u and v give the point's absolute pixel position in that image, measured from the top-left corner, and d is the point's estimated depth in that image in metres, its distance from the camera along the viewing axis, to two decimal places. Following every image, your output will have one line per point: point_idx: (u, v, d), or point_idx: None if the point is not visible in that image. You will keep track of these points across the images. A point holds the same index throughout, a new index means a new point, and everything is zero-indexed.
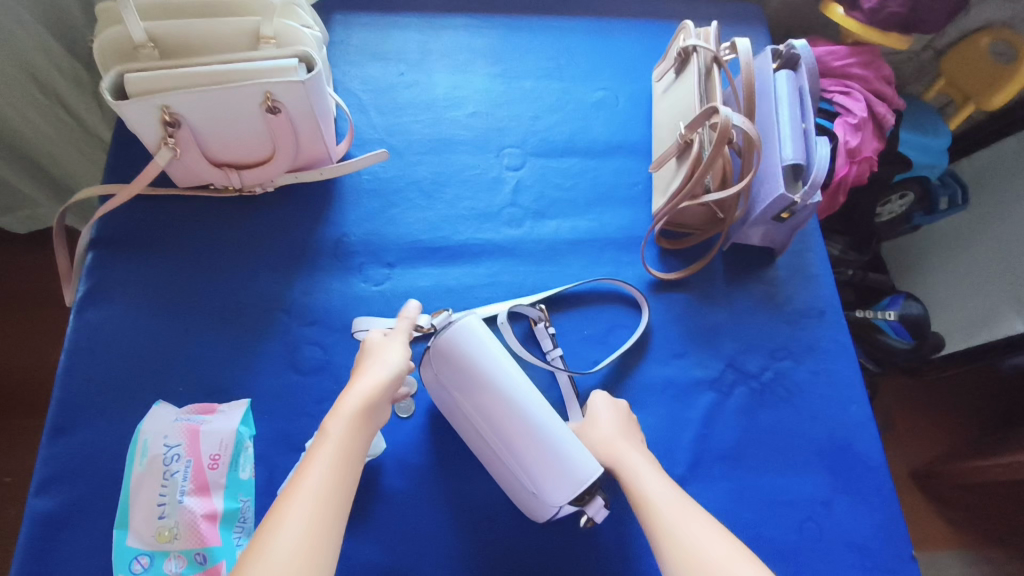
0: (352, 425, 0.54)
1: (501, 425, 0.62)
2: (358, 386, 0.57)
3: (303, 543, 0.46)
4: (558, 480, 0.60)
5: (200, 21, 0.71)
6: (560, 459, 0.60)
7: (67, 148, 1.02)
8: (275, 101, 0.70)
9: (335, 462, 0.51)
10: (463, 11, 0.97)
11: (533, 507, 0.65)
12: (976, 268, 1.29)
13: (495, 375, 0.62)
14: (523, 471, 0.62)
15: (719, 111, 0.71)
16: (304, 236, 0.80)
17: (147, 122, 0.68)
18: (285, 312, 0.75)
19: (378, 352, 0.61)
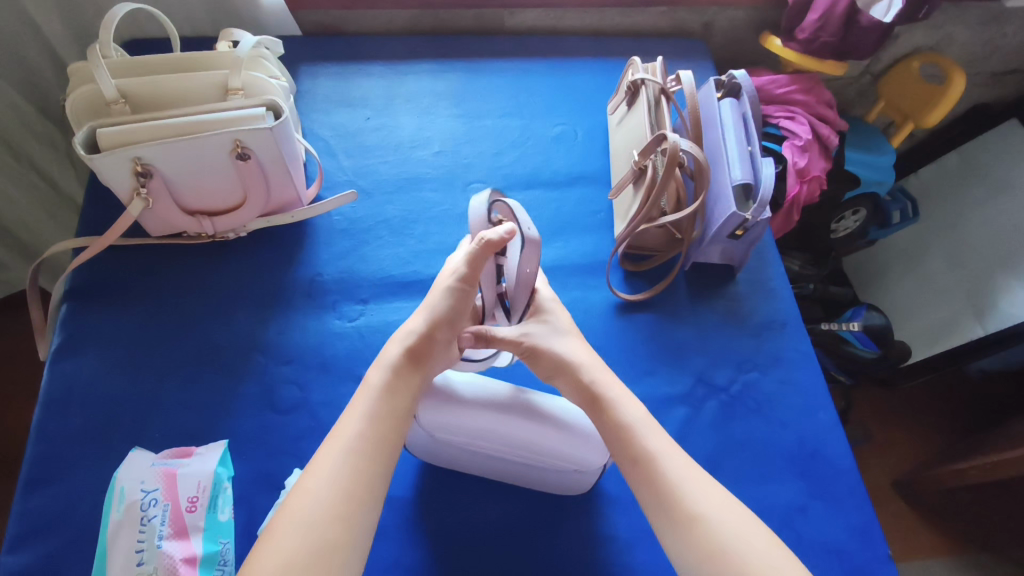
0: (392, 371, 0.58)
1: (508, 438, 0.64)
2: (406, 328, 0.62)
3: (335, 491, 0.49)
4: (589, 448, 0.65)
5: (170, 77, 0.74)
6: (582, 441, 0.64)
7: (36, 210, 1.03)
8: (245, 148, 0.72)
9: (369, 412, 0.55)
10: (424, 57, 1.02)
11: (576, 482, 0.69)
12: (932, 278, 1.34)
13: (487, 402, 0.64)
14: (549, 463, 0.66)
15: (668, 137, 0.75)
16: (278, 278, 0.81)
17: (119, 174, 0.70)
18: (260, 353, 0.76)
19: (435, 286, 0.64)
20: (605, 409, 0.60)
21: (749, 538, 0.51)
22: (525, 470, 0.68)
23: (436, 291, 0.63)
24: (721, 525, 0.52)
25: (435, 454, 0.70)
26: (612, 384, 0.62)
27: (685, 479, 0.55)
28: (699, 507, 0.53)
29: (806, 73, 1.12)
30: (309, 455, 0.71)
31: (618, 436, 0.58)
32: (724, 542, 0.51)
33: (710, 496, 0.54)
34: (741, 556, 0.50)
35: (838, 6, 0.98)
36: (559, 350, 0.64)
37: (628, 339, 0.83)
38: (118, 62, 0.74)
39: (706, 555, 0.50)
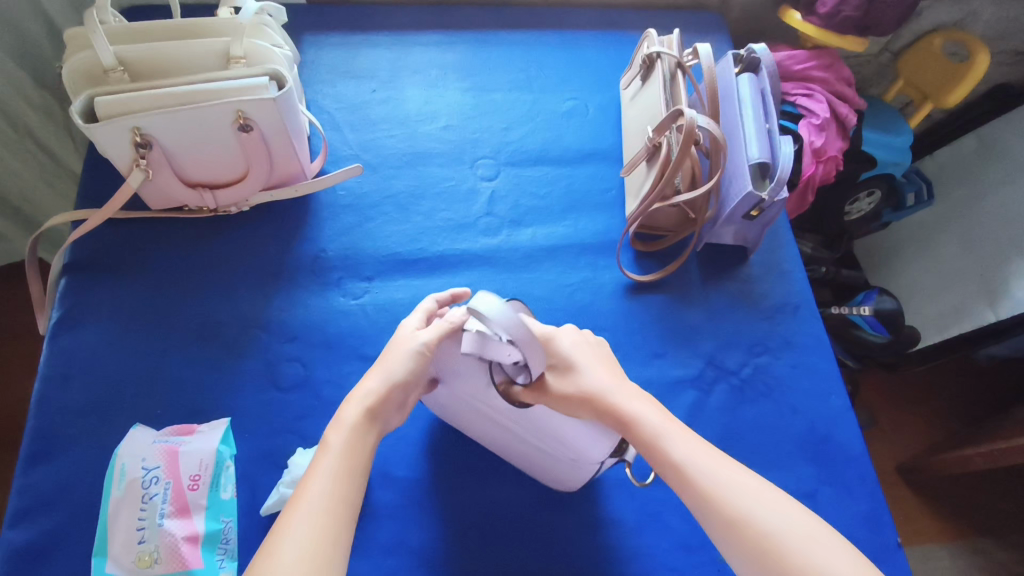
0: (354, 433, 0.53)
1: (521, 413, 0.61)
2: (363, 389, 0.56)
3: (306, 556, 0.44)
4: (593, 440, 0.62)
5: (170, 44, 0.71)
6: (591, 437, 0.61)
7: (34, 182, 1.02)
8: (247, 119, 0.70)
9: (337, 469, 0.50)
10: (431, 28, 0.99)
11: (567, 476, 0.67)
12: (945, 261, 1.32)
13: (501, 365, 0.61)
14: (553, 451, 0.63)
15: (684, 112, 0.72)
16: (282, 254, 0.80)
17: (119, 145, 0.69)
18: (264, 330, 0.75)
19: (396, 347, 0.58)
20: (626, 426, 0.56)
21: (791, 532, 0.47)
22: (525, 452, 0.66)
23: (398, 352, 0.57)
24: (761, 520, 0.48)
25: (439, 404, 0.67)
26: (632, 398, 0.57)
27: (724, 481, 0.51)
28: (734, 505, 0.49)
29: (826, 49, 1.09)
30: (312, 434, 0.70)
31: (649, 451, 0.54)
32: (761, 532, 0.48)
33: (743, 491, 0.50)
34: (781, 550, 0.46)
35: None
36: (578, 382, 0.58)
37: (637, 322, 0.81)
38: (116, 28, 0.72)
39: (749, 550, 0.47)
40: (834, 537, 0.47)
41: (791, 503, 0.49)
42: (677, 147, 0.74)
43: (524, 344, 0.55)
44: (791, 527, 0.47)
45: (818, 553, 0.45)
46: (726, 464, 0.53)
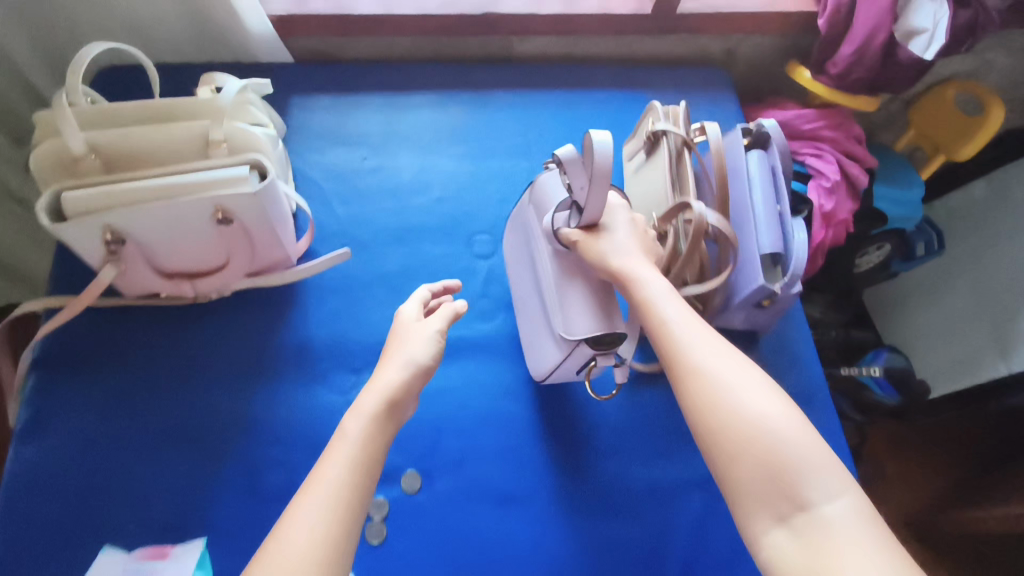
0: (374, 419, 0.53)
1: (549, 259, 0.68)
2: (384, 377, 0.56)
3: (314, 535, 0.45)
4: (576, 316, 0.64)
5: (146, 130, 0.67)
6: (586, 315, 0.64)
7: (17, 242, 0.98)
8: (227, 212, 0.66)
9: (352, 459, 0.50)
10: (426, 87, 0.94)
11: (542, 359, 0.72)
12: (955, 309, 1.29)
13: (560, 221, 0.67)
14: (551, 315, 0.68)
15: (691, 206, 0.68)
16: (266, 345, 0.75)
17: (89, 241, 0.64)
18: (244, 432, 0.70)
19: (409, 335, 0.61)
20: (628, 286, 0.61)
21: (743, 391, 0.52)
22: (538, 316, 0.72)
23: (417, 339, 0.61)
24: (717, 377, 0.53)
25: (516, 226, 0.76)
26: (644, 267, 0.62)
27: (699, 343, 0.55)
28: (696, 364, 0.54)
29: (835, 107, 1.05)
30: None
31: (642, 310, 0.60)
32: (719, 388, 0.52)
33: (712, 352, 0.55)
34: (728, 409, 0.51)
35: (878, 38, 0.91)
36: (603, 250, 0.63)
37: (641, 414, 0.77)
38: (86, 111, 0.67)
39: (701, 403, 0.52)
40: (784, 402, 0.51)
41: (755, 371, 0.53)
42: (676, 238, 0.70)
43: (600, 197, 0.61)
44: (752, 393, 0.51)
45: (761, 413, 0.50)
46: (705, 331, 0.57)
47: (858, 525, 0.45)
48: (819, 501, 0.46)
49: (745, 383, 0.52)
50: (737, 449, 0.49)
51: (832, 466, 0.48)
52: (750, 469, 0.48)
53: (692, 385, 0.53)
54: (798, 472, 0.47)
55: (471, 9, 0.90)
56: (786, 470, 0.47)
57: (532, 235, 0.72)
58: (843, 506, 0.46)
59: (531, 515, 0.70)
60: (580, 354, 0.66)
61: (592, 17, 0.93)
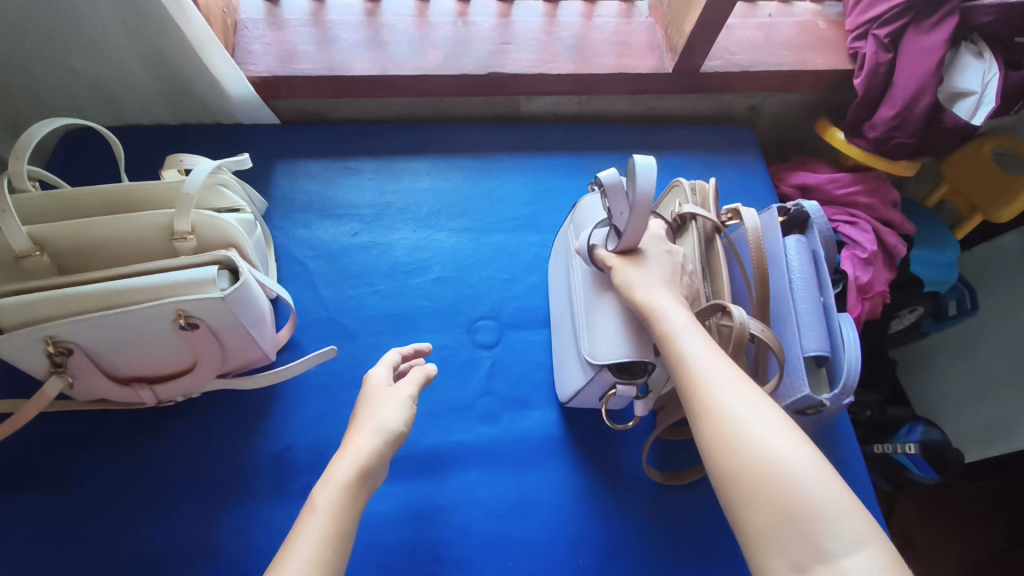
0: (346, 492, 0.47)
1: (584, 280, 0.66)
2: (354, 446, 0.50)
3: None
4: (604, 342, 0.61)
5: (102, 221, 0.58)
6: (612, 341, 0.61)
7: None
8: (191, 317, 0.57)
9: (326, 534, 0.44)
10: (425, 151, 0.86)
11: (566, 385, 0.68)
12: (986, 367, 1.18)
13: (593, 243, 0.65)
14: (580, 338, 0.65)
15: (730, 310, 0.59)
16: (240, 454, 0.66)
17: (30, 354, 0.55)
18: (211, 562, 0.61)
19: (382, 402, 0.55)
20: (649, 317, 0.56)
21: (756, 423, 0.44)
22: (568, 336, 0.70)
23: (386, 402, 0.55)
24: (728, 409, 0.46)
25: (559, 249, 0.75)
26: (668, 299, 0.57)
27: (716, 374, 0.49)
28: (708, 396, 0.48)
29: (868, 169, 0.97)
30: None
31: (661, 340, 0.54)
32: (731, 424, 0.45)
33: (731, 387, 0.48)
34: (737, 444, 0.44)
35: (920, 103, 0.82)
36: (630, 279, 0.59)
37: (666, 536, 0.67)
38: (35, 199, 0.59)
39: (710, 439, 0.45)
40: (806, 440, 0.43)
41: (776, 405, 0.46)
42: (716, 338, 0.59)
43: (640, 225, 0.58)
44: (769, 432, 0.44)
45: (774, 450, 0.42)
46: (725, 362, 0.51)
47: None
48: (837, 553, 0.38)
49: (763, 420, 0.45)
50: (748, 489, 0.42)
51: (859, 511, 0.39)
52: (760, 515, 0.41)
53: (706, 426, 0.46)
54: (816, 517, 0.39)
55: (474, 69, 0.83)
56: (804, 518, 0.39)
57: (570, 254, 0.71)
58: (866, 559, 0.37)
59: None
60: (602, 379, 0.63)
61: (606, 76, 0.85)
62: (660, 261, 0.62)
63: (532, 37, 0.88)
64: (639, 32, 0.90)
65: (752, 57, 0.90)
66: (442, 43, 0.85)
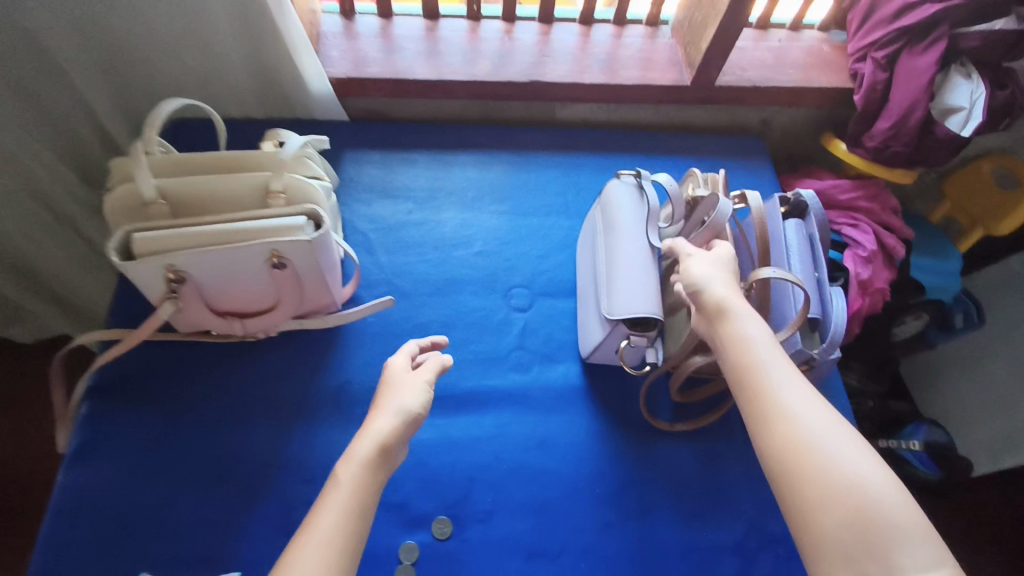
0: (366, 467, 0.54)
1: (608, 250, 0.77)
2: (375, 424, 0.57)
3: None
4: (625, 300, 0.71)
5: (213, 178, 0.71)
6: (628, 299, 0.71)
7: (73, 274, 1.05)
8: (282, 258, 0.70)
9: (348, 505, 0.51)
10: (472, 147, 1.00)
11: (588, 340, 0.79)
12: (992, 381, 1.22)
13: (622, 220, 0.76)
14: (601, 298, 0.75)
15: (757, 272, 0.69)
16: (308, 384, 0.78)
17: (152, 280, 0.68)
18: (282, 470, 0.72)
19: (401, 387, 0.62)
20: (720, 316, 0.60)
21: (839, 441, 0.48)
22: (591, 299, 0.80)
23: (409, 388, 0.61)
24: (809, 424, 0.50)
25: (586, 228, 0.86)
26: (737, 300, 0.61)
27: (787, 384, 0.53)
28: (789, 408, 0.51)
29: (869, 179, 1.07)
30: None
31: (728, 342, 0.58)
32: (803, 437, 0.49)
33: (804, 401, 0.52)
34: (822, 457, 0.48)
35: (915, 115, 0.92)
36: (696, 277, 0.64)
37: (673, 475, 0.76)
38: (161, 159, 0.72)
39: (790, 448, 0.49)
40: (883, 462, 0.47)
41: (851, 423, 0.50)
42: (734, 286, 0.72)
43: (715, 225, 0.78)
44: (842, 451, 0.47)
45: (857, 468, 0.46)
46: (798, 375, 0.54)
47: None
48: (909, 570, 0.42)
49: (836, 436, 0.49)
50: (822, 502, 0.46)
51: (932, 536, 0.43)
52: (839, 523, 0.45)
53: (777, 435, 0.50)
54: (890, 534, 0.43)
55: (518, 77, 0.96)
56: (876, 534, 0.43)
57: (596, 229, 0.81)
58: None
59: (559, 571, 0.69)
60: (617, 334, 0.73)
61: (631, 86, 0.98)
62: (724, 261, 0.67)
63: (568, 52, 1.01)
64: (662, 51, 1.03)
65: (762, 73, 1.02)
66: (491, 55, 0.99)
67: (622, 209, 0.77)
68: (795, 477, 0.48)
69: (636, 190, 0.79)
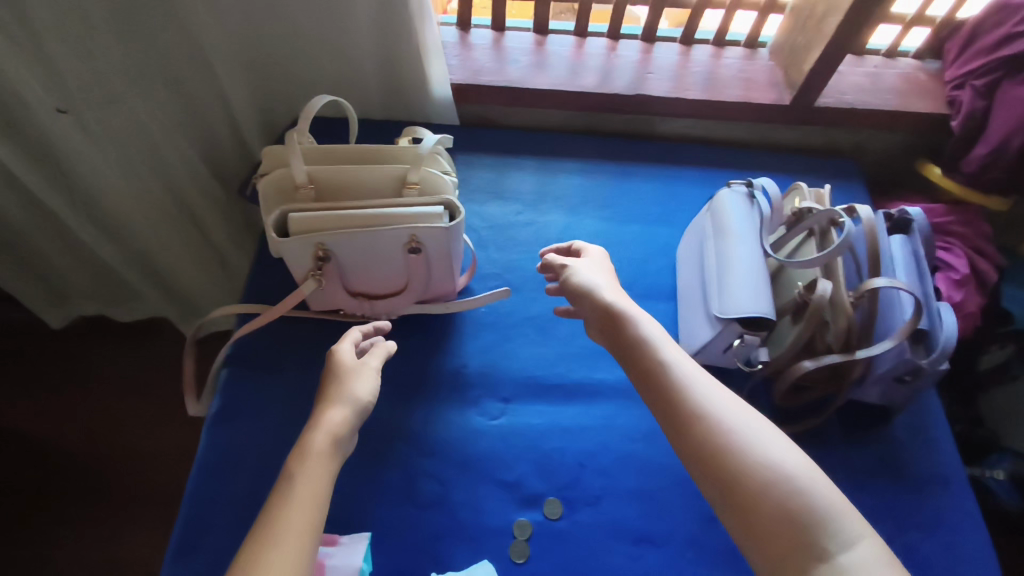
0: (333, 442, 0.59)
1: (716, 255, 0.81)
2: (328, 416, 0.61)
3: (281, 550, 0.49)
4: (737, 300, 0.74)
5: (358, 168, 0.78)
6: (741, 299, 0.74)
7: (180, 252, 1.18)
8: (418, 243, 0.75)
9: (310, 476, 0.55)
10: (574, 156, 1.05)
11: (693, 341, 0.82)
12: None
13: (733, 226, 0.80)
14: (710, 299, 0.79)
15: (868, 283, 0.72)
16: (426, 366, 0.83)
17: (301, 256, 0.74)
18: (404, 441, 0.77)
19: (354, 374, 0.66)
20: (625, 326, 0.64)
21: (753, 433, 0.53)
22: (697, 301, 0.83)
23: (364, 375, 0.66)
24: (726, 418, 0.54)
25: (690, 237, 0.90)
26: (633, 309, 0.66)
27: (697, 384, 0.57)
28: (702, 407, 0.55)
29: (963, 204, 1.08)
30: (445, 557, 0.70)
31: (637, 350, 0.62)
32: (720, 434, 0.53)
33: (717, 398, 0.56)
34: (739, 450, 0.52)
35: (1013, 143, 0.94)
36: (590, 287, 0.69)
37: None
38: (311, 149, 0.79)
39: (709, 445, 0.53)
40: (795, 448, 0.52)
41: (761, 416, 0.55)
42: (844, 295, 0.74)
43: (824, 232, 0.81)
44: (760, 443, 0.52)
45: (772, 452, 0.51)
46: (703, 375, 0.59)
47: (868, 551, 0.46)
48: (836, 551, 0.46)
49: (744, 428, 0.53)
50: (749, 495, 0.50)
51: (850, 513, 0.48)
52: (773, 515, 0.48)
53: (698, 436, 0.54)
54: (817, 517, 0.47)
55: (624, 90, 1.01)
56: (803, 517, 0.48)
57: (703, 236, 0.85)
58: (859, 554, 0.46)
59: (664, 557, 0.71)
60: (729, 332, 0.76)
61: (732, 103, 1.02)
62: (598, 267, 0.75)
63: (669, 69, 1.06)
64: (762, 72, 1.07)
65: (860, 97, 1.05)
66: (598, 69, 1.05)
67: (731, 217, 0.81)
68: (721, 472, 0.51)
69: (747, 200, 0.83)
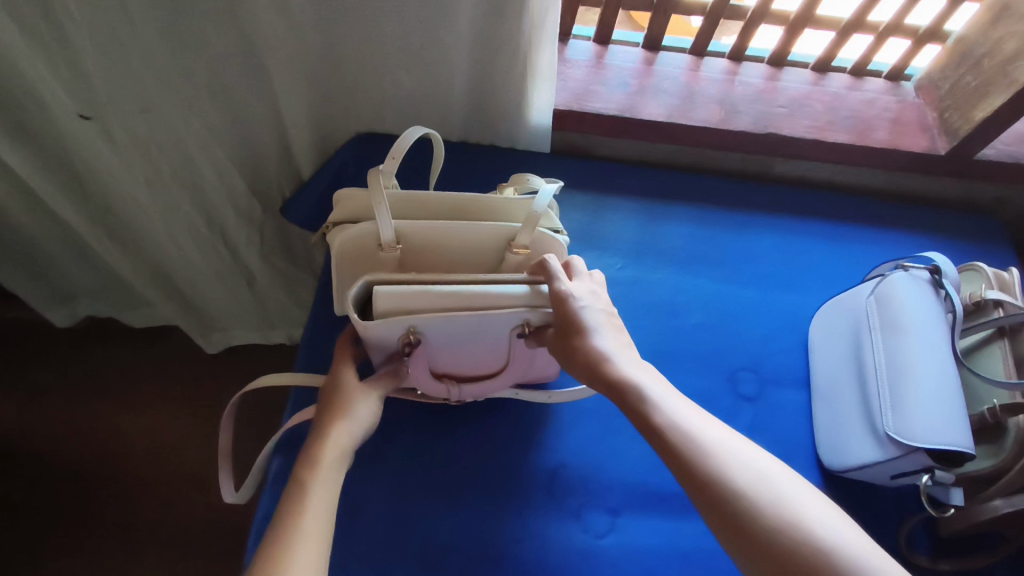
0: (328, 466, 0.52)
1: (883, 352, 0.67)
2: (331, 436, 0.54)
3: None
4: (926, 422, 0.60)
5: (458, 224, 0.62)
6: (928, 422, 0.60)
7: (209, 273, 1.03)
8: (533, 329, 0.61)
9: (316, 506, 0.48)
10: (681, 198, 0.90)
11: (843, 451, 0.67)
12: None
13: (908, 321, 0.66)
14: (877, 409, 0.65)
15: None
16: (518, 465, 0.69)
17: (386, 340, 0.59)
18: (493, 562, 0.63)
19: (353, 393, 0.58)
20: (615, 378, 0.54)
21: (780, 490, 0.45)
22: (848, 402, 0.69)
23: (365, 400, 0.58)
24: (746, 477, 0.46)
25: (827, 316, 0.76)
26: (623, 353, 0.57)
27: (708, 437, 0.49)
28: (717, 467, 0.47)
29: None
30: None
31: (632, 403, 0.53)
32: (743, 498, 0.45)
33: (731, 450, 0.48)
34: (771, 512, 0.44)
35: None
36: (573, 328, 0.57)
37: None
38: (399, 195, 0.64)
39: (735, 512, 0.44)
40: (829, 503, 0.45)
41: (782, 468, 0.47)
42: None
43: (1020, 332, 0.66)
44: (788, 503, 0.44)
45: (807, 512, 0.43)
46: (709, 424, 0.51)
47: None
48: None
49: (768, 484, 0.45)
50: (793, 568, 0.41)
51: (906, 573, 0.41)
52: None
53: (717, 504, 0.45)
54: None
55: (752, 127, 0.86)
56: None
57: (857, 322, 0.71)
58: None
59: None
60: (911, 460, 0.61)
61: (878, 149, 0.86)
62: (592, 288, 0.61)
63: (800, 101, 0.90)
64: (909, 111, 0.91)
65: None
66: (720, 98, 0.89)
67: (904, 309, 0.67)
68: (755, 541, 0.43)
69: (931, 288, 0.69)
